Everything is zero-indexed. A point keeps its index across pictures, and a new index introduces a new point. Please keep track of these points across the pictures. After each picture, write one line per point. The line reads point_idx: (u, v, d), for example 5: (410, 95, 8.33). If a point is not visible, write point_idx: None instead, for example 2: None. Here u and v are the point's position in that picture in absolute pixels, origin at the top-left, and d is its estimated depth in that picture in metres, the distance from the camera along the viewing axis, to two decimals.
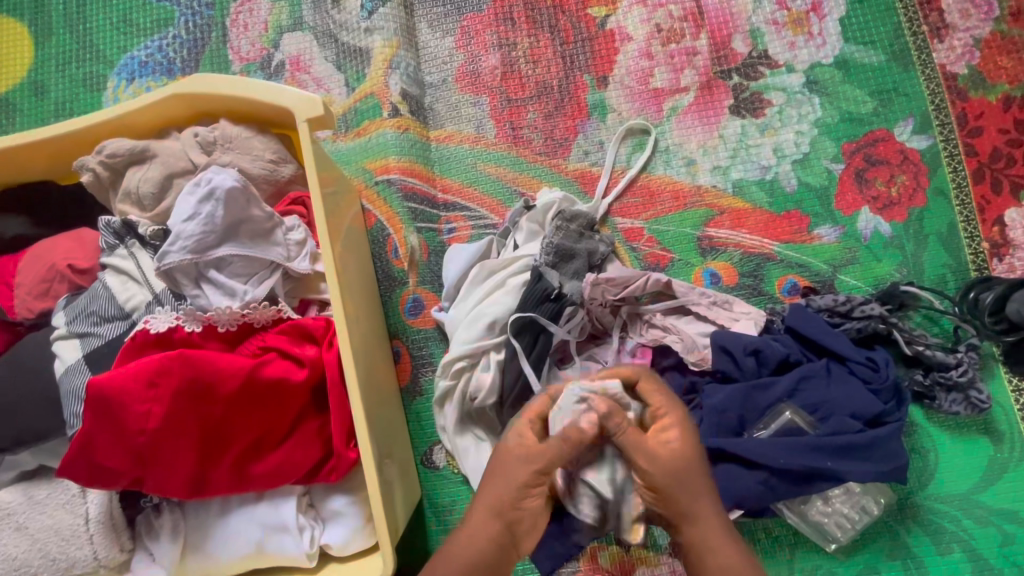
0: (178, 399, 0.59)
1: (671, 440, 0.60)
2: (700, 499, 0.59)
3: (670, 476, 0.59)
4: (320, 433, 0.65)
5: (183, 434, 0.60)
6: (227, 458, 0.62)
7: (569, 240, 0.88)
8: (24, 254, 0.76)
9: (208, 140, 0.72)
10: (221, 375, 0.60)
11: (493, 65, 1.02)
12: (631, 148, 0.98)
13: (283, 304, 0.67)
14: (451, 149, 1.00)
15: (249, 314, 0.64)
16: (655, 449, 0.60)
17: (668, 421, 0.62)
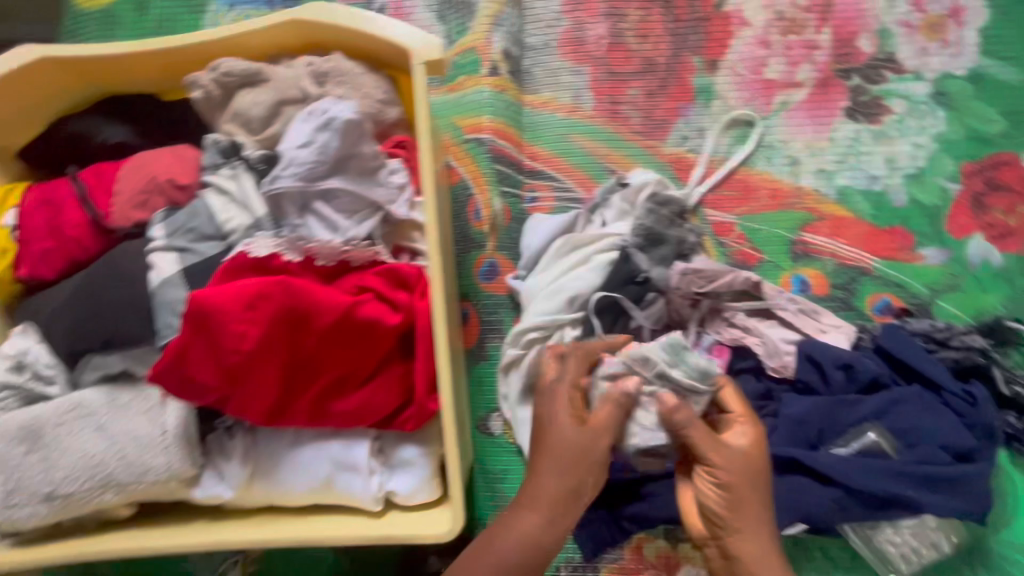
0: (274, 325, 0.59)
1: (744, 449, 0.66)
2: (756, 508, 0.65)
3: (738, 478, 0.65)
4: (402, 379, 0.64)
5: (274, 360, 0.60)
6: (312, 389, 0.62)
7: (660, 225, 0.84)
8: (125, 163, 0.77)
9: (321, 71, 0.70)
10: (320, 308, 0.59)
11: (600, 34, 0.97)
12: (733, 139, 0.94)
13: (377, 242, 0.65)
14: (545, 116, 0.97)
15: (349, 250, 0.63)
16: (729, 457, 0.65)
17: (744, 428, 0.67)
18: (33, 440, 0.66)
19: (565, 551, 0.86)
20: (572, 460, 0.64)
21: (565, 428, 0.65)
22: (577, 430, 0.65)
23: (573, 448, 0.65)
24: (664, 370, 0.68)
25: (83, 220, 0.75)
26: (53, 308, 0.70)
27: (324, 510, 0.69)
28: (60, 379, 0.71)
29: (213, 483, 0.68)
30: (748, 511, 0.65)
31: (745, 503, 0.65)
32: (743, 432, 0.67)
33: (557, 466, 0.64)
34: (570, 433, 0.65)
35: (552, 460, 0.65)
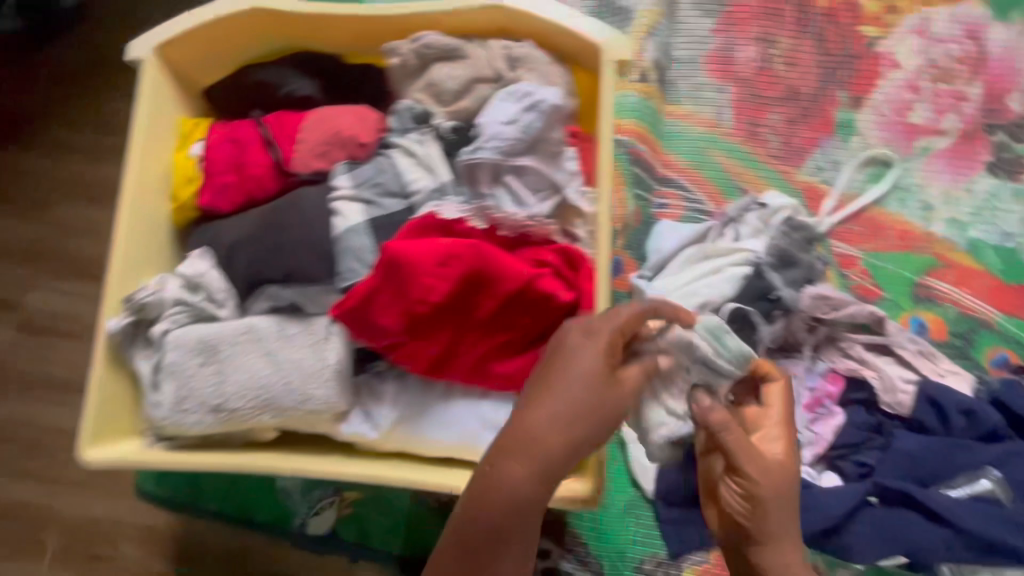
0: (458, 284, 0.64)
1: (780, 460, 0.65)
2: (788, 523, 0.63)
3: (772, 491, 0.63)
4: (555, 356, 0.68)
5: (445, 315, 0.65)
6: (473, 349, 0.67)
7: (793, 248, 0.88)
8: (308, 114, 0.81)
9: (515, 56, 0.75)
10: (504, 276, 0.64)
11: (750, 57, 1.00)
12: (868, 176, 0.95)
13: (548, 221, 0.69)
14: (683, 127, 1.00)
15: (533, 225, 0.68)
16: (761, 465, 0.63)
17: (777, 434, 0.67)
18: (210, 354, 0.72)
19: (652, 546, 0.89)
20: (584, 399, 0.54)
21: (594, 376, 0.55)
22: (600, 362, 0.56)
23: (597, 397, 0.55)
24: (706, 354, 0.74)
25: (267, 162, 0.80)
26: (237, 238, 0.76)
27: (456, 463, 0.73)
28: (230, 303, 0.77)
29: (360, 421, 0.73)
30: (775, 525, 0.63)
31: (770, 520, 0.63)
32: (779, 439, 0.66)
33: (573, 416, 0.54)
34: (593, 375, 0.55)
35: (567, 405, 0.54)
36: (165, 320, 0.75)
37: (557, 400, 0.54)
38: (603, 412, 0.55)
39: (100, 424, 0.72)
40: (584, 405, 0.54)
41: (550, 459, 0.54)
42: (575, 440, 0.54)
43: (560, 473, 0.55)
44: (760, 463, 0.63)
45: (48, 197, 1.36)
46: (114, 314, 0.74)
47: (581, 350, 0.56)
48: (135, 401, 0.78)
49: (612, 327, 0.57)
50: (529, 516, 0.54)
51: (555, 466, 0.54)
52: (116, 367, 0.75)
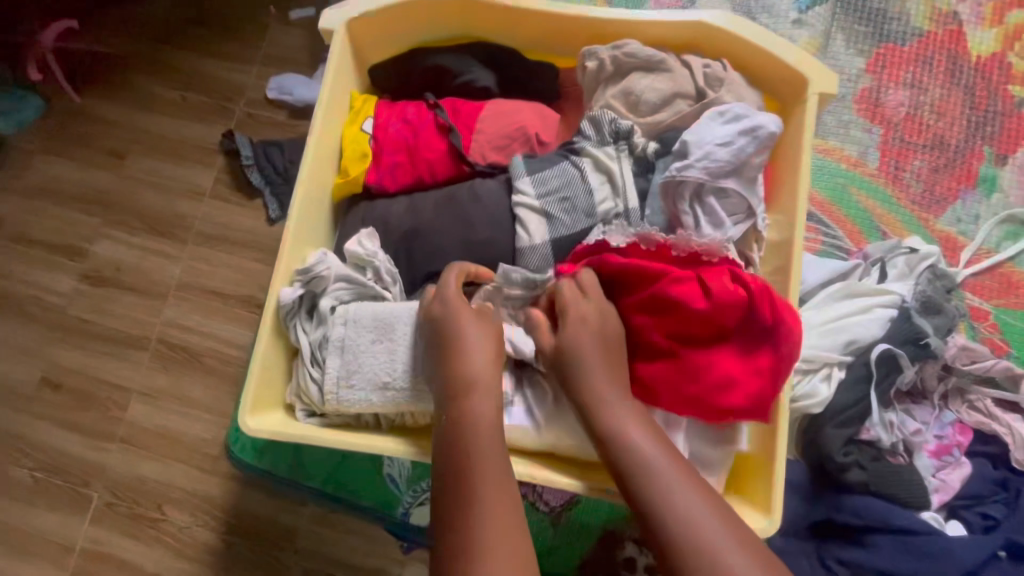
0: (643, 302, 0.68)
1: (588, 330, 0.65)
2: (606, 390, 0.62)
3: (580, 360, 0.63)
4: (734, 393, 0.66)
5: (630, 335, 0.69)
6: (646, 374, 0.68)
7: (937, 296, 0.89)
8: (486, 105, 0.81)
9: (716, 77, 0.76)
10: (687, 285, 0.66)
11: (899, 101, 1.01)
12: (1005, 233, 0.97)
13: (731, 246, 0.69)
14: (827, 162, 1.00)
15: (703, 247, 0.67)
16: (563, 354, 0.64)
17: (589, 310, 0.66)
18: (383, 332, 0.70)
19: None
20: (460, 339, 0.64)
21: (458, 308, 0.66)
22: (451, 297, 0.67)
23: (472, 331, 0.64)
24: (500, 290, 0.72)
25: (445, 148, 0.79)
26: (415, 224, 0.76)
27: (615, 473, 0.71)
28: (397, 286, 0.75)
29: (521, 416, 0.71)
30: (613, 396, 0.62)
31: (593, 391, 0.62)
32: (590, 315, 0.65)
33: (449, 342, 0.64)
34: (457, 312, 0.65)
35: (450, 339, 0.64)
36: (331, 295, 0.74)
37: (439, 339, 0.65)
38: (479, 334, 0.64)
39: (259, 392, 0.70)
40: (449, 330, 0.65)
41: (460, 385, 0.61)
42: (469, 360, 0.62)
43: (479, 399, 0.61)
44: (558, 352, 0.65)
45: (127, 148, 1.27)
46: (286, 283, 0.73)
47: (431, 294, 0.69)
48: (285, 370, 0.75)
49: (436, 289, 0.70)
50: (478, 444, 0.57)
51: (461, 391, 0.61)
52: (276, 336, 0.73)
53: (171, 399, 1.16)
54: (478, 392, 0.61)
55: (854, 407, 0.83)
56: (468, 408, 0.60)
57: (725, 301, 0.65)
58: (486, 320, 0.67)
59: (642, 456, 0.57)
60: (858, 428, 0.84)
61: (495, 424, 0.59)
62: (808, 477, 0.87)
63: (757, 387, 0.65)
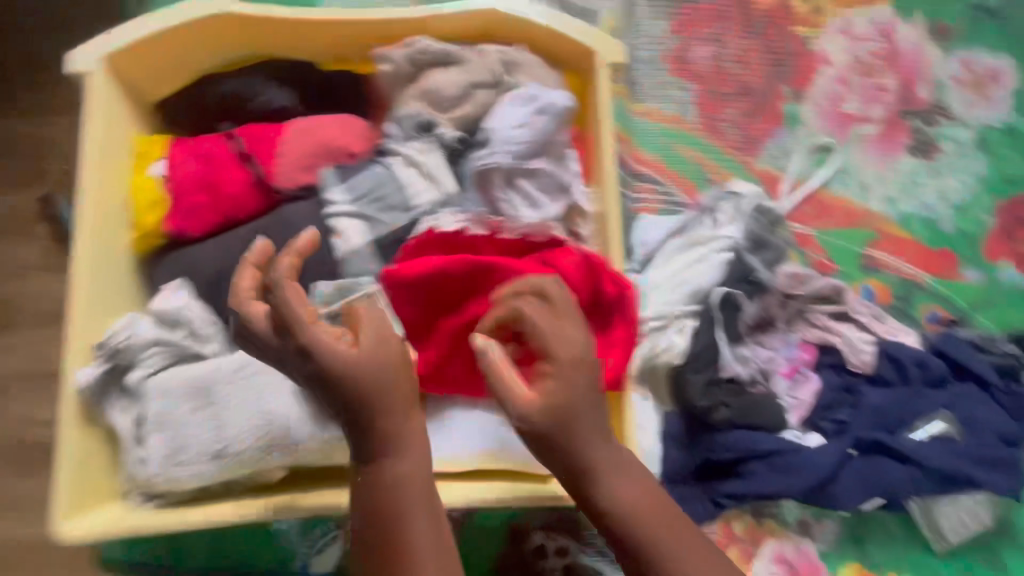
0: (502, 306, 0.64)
1: (566, 365, 0.52)
2: (585, 434, 0.53)
3: (555, 407, 0.52)
4: (600, 371, 0.66)
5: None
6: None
7: (762, 231, 0.95)
8: (286, 125, 0.75)
9: (511, 62, 0.75)
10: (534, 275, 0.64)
11: (705, 57, 1.07)
12: (814, 162, 1.06)
13: (554, 224, 0.70)
14: (652, 125, 1.05)
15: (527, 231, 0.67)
16: (536, 412, 0.52)
17: (567, 338, 0.53)
18: (203, 395, 0.65)
19: None
20: (368, 384, 0.51)
21: (345, 349, 0.51)
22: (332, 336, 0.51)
23: (365, 368, 0.51)
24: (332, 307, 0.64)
25: (247, 179, 0.73)
26: (226, 265, 0.71)
27: (496, 475, 0.69)
28: (216, 338, 0.69)
29: None
30: (601, 452, 0.54)
31: (570, 438, 0.53)
32: (572, 343, 0.53)
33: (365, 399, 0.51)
34: (356, 356, 0.50)
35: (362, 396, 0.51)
36: (141, 365, 0.67)
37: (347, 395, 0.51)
38: (402, 385, 0.52)
39: (76, 492, 0.62)
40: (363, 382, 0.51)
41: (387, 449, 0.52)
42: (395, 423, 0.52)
43: (410, 461, 0.52)
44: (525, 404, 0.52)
45: None
46: (85, 364, 0.66)
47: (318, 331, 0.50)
48: (113, 457, 0.68)
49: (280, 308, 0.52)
50: (406, 503, 0.52)
51: (387, 448, 0.52)
52: (86, 425, 0.65)
53: (19, 512, 1.00)
54: (404, 453, 0.52)
55: (706, 350, 0.88)
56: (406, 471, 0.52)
57: (576, 287, 0.65)
58: (373, 331, 0.52)
59: (638, 524, 0.53)
60: (716, 369, 0.89)
61: (427, 472, 0.53)
62: (684, 426, 0.92)
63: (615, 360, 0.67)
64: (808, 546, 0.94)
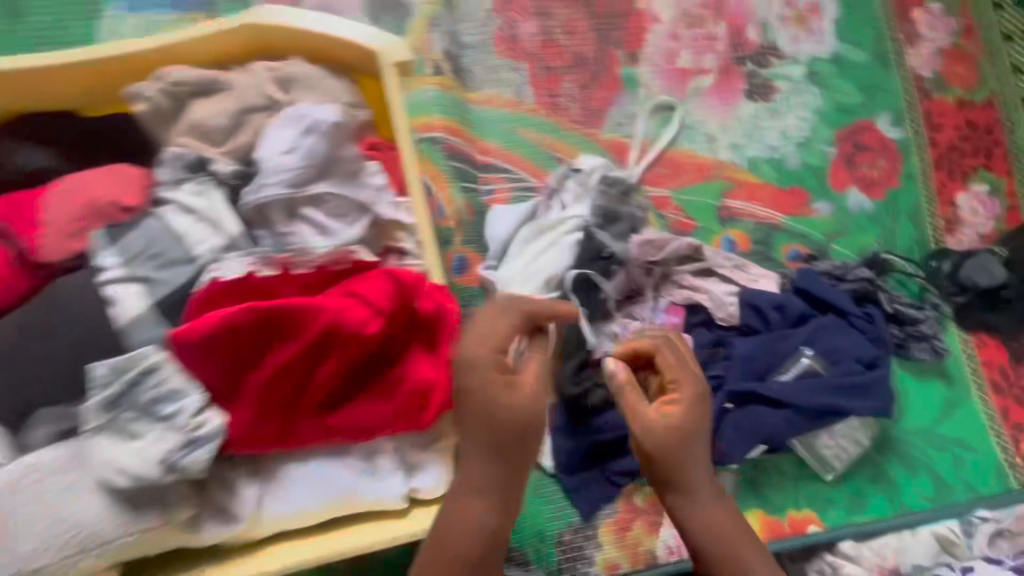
0: (310, 350, 0.58)
1: (683, 415, 0.66)
2: (694, 468, 0.66)
3: (667, 442, 0.65)
4: (436, 394, 0.64)
5: (310, 387, 0.61)
6: (349, 418, 0.62)
7: (612, 203, 0.94)
8: (48, 188, 0.66)
9: (285, 77, 0.68)
10: (345, 314, 0.58)
11: (532, 32, 1.04)
12: (660, 123, 1.05)
13: (358, 247, 0.63)
14: (492, 112, 1.01)
15: (328, 260, 0.61)
16: (661, 426, 0.65)
17: (678, 393, 0.67)
18: None
19: (566, 517, 0.93)
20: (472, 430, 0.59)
21: (499, 391, 0.59)
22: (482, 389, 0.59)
23: (508, 416, 0.58)
24: (112, 394, 0.57)
25: (3, 257, 0.64)
26: None
27: (357, 520, 0.67)
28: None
29: (217, 523, 0.62)
30: (699, 478, 0.67)
31: (691, 472, 0.66)
32: (691, 393, 0.67)
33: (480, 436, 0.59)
34: (495, 405, 0.58)
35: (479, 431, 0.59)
36: None
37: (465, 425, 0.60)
38: (513, 434, 0.59)
39: None
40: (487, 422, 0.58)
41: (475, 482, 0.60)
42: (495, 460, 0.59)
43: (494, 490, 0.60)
44: (672, 421, 0.65)
45: None
46: None
47: (469, 377, 0.59)
48: None
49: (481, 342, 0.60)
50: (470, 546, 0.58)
51: (474, 491, 0.60)
52: None
53: None
54: (480, 498, 0.59)
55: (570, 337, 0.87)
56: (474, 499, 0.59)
57: (390, 312, 0.60)
58: (506, 377, 0.59)
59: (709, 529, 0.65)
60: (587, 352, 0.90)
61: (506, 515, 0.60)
62: (568, 416, 0.92)
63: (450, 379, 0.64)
64: None
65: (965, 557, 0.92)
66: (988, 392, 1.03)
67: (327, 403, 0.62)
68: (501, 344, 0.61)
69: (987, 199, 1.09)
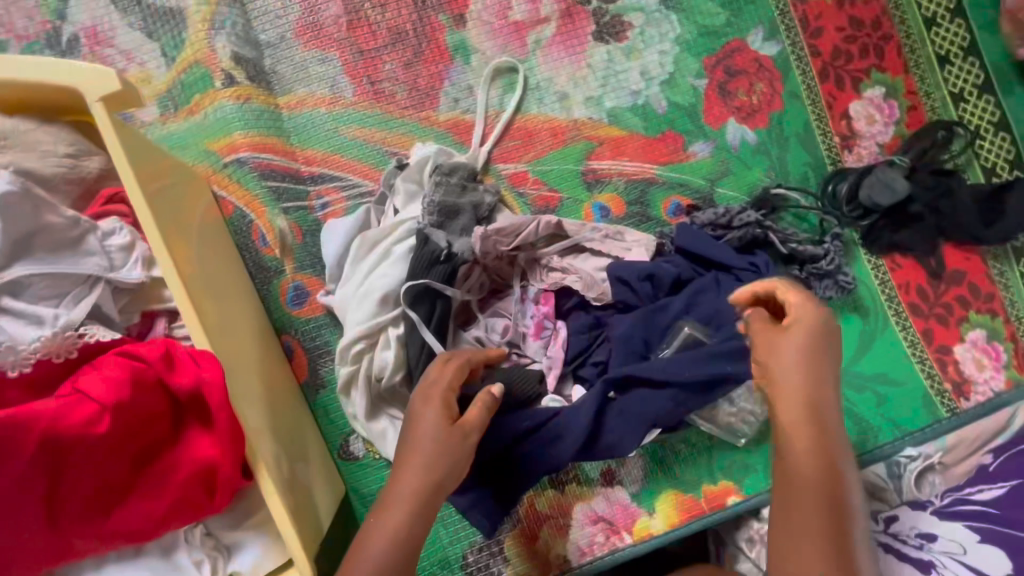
0: (31, 469, 0.50)
1: (809, 325, 0.60)
2: (792, 387, 0.59)
3: (768, 355, 0.61)
4: (218, 476, 0.56)
5: (56, 505, 0.52)
6: (123, 521, 0.54)
7: (451, 195, 0.82)
8: None
9: None
10: (68, 412, 0.51)
11: (336, 14, 0.91)
12: (502, 89, 0.93)
13: (88, 327, 0.55)
14: (307, 115, 0.89)
15: (41, 351, 0.52)
16: (791, 350, 0.60)
17: (798, 323, 0.60)
18: None
19: (467, 537, 0.87)
20: (416, 449, 0.65)
21: (433, 420, 0.66)
22: (422, 411, 0.68)
23: (439, 439, 0.65)
24: None
25: None
26: None
27: None
28: None
29: None
30: (796, 393, 0.59)
31: (792, 381, 0.59)
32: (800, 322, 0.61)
33: (428, 464, 0.64)
34: (436, 431, 0.65)
35: (422, 457, 0.64)
36: None
37: (402, 456, 0.65)
38: (454, 451, 0.65)
39: None
40: (432, 451, 0.64)
41: (404, 508, 0.63)
42: (430, 482, 0.64)
43: (420, 518, 0.63)
44: (804, 333, 0.60)
45: None
46: None
47: (425, 411, 0.68)
48: None
49: (448, 378, 0.70)
50: (400, 550, 0.61)
51: (415, 494, 0.63)
52: None
53: None
54: (413, 506, 0.63)
55: (422, 355, 0.77)
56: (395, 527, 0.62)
57: (123, 403, 0.52)
58: (431, 406, 0.68)
59: (816, 466, 0.57)
60: None
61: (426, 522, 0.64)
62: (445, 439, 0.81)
63: (228, 456, 0.55)
64: (616, 494, 0.89)
65: (896, 502, 0.85)
66: (908, 317, 0.94)
67: (86, 517, 0.53)
68: (450, 382, 0.70)
69: (883, 104, 0.97)
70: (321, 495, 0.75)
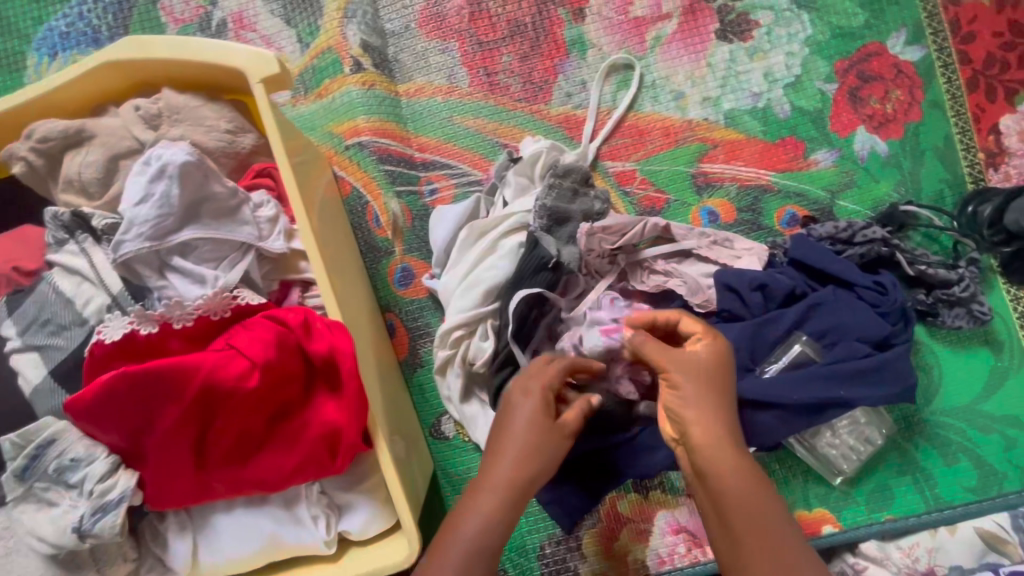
0: (189, 411, 0.56)
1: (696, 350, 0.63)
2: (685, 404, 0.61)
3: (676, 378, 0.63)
4: (343, 440, 0.59)
5: (204, 446, 0.58)
6: (255, 471, 0.59)
7: (563, 201, 0.81)
8: None
9: (152, 113, 0.64)
10: (221, 366, 0.56)
11: (459, 5, 0.93)
12: (616, 86, 0.92)
13: (240, 290, 0.60)
14: (424, 103, 0.92)
15: (200, 306, 0.57)
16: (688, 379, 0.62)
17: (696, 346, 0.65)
18: None
19: (547, 529, 0.88)
20: (513, 441, 0.62)
21: (529, 413, 0.64)
22: (523, 410, 0.64)
23: (534, 433, 0.63)
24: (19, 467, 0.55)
25: None
26: None
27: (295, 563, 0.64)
28: None
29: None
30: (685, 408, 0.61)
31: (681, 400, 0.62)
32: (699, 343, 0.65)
33: (521, 455, 0.62)
34: (535, 427, 0.63)
35: (517, 445, 0.62)
36: None
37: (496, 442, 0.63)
38: (550, 446, 0.63)
39: None
40: (520, 449, 0.62)
41: (497, 496, 0.60)
42: (526, 471, 0.62)
43: (510, 510, 0.61)
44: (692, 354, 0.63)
45: None
46: None
47: (523, 405, 0.65)
48: None
49: (548, 377, 0.67)
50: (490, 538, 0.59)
51: (512, 481, 0.61)
52: None
53: None
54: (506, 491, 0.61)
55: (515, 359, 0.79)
56: (483, 516, 0.59)
57: (268, 362, 0.57)
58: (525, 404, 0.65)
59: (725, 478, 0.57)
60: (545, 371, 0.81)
61: (516, 512, 0.61)
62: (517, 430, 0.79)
63: (352, 422, 0.59)
64: None
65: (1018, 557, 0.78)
66: None
67: (226, 463, 0.58)
68: (550, 380, 0.67)
69: None
70: (418, 469, 0.79)
